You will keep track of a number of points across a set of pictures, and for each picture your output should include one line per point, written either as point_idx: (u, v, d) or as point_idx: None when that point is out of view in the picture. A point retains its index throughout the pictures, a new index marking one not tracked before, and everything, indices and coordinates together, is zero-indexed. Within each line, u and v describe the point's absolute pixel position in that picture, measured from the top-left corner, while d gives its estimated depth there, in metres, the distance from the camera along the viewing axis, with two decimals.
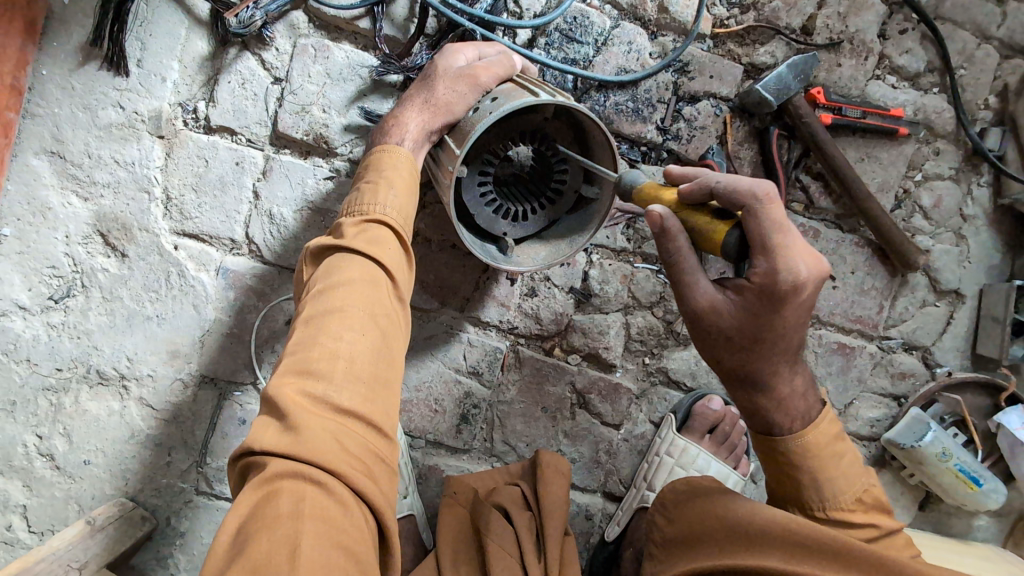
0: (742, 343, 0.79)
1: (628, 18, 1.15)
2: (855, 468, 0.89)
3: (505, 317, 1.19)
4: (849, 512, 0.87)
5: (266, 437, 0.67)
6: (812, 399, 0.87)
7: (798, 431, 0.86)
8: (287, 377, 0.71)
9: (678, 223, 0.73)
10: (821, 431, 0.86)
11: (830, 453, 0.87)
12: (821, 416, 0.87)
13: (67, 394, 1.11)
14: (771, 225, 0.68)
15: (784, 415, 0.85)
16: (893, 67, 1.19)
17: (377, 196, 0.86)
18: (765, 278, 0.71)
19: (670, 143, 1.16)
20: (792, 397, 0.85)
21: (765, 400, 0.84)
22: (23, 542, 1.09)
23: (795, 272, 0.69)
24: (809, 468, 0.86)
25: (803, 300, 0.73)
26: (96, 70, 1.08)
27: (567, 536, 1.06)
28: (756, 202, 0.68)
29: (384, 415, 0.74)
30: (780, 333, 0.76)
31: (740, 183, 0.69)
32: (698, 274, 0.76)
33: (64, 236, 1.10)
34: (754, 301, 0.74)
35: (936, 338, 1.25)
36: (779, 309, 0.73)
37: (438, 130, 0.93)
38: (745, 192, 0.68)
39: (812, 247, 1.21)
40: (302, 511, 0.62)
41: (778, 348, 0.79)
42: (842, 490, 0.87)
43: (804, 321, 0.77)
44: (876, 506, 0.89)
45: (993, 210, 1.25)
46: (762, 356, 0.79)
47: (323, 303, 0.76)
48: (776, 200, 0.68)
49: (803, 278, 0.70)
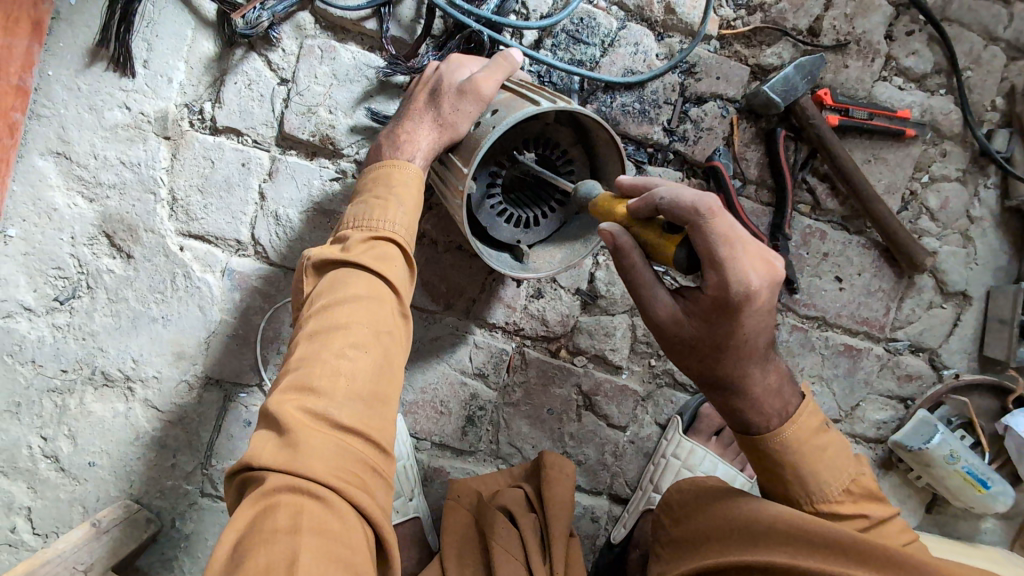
0: (705, 353, 0.80)
1: (635, 19, 1.15)
2: (843, 457, 0.85)
3: (511, 318, 1.19)
4: (837, 504, 0.84)
5: (266, 454, 0.66)
6: (789, 394, 0.85)
7: (776, 428, 0.83)
8: (289, 393, 0.70)
9: (630, 239, 0.76)
10: (799, 426, 0.83)
11: (816, 445, 0.84)
12: (800, 410, 0.84)
13: (72, 396, 1.11)
14: (718, 239, 0.67)
15: (760, 415, 0.83)
16: (900, 68, 1.19)
17: (388, 211, 0.86)
18: (717, 290, 0.71)
19: (676, 145, 1.16)
20: (766, 395, 0.83)
21: (740, 401, 0.83)
22: (26, 544, 1.09)
23: (746, 283, 0.70)
24: (795, 466, 0.83)
25: (761, 306, 0.73)
26: (103, 71, 1.08)
27: (571, 538, 1.06)
28: (698, 218, 0.67)
29: (383, 430, 0.74)
30: (742, 340, 0.76)
31: (681, 198, 0.68)
32: (656, 287, 0.79)
33: (69, 237, 1.10)
34: (710, 311, 0.75)
35: (943, 340, 1.25)
36: (736, 320, 0.73)
37: (444, 148, 0.93)
38: (686, 208, 0.68)
39: (819, 249, 1.21)
40: (301, 525, 0.62)
41: (745, 352, 0.79)
42: (829, 483, 0.84)
43: (765, 325, 0.77)
44: (867, 495, 0.86)
45: (1001, 211, 1.24)
46: (729, 363, 0.80)
47: (328, 319, 0.75)
48: (719, 212, 0.67)
49: (754, 288, 0.70)
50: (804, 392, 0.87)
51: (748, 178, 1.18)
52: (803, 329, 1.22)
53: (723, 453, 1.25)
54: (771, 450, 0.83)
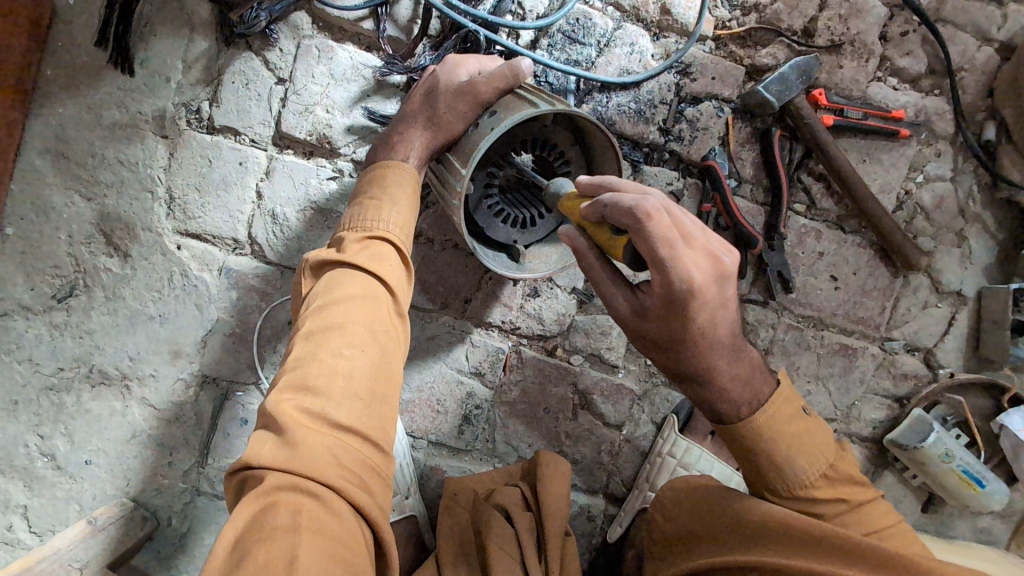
0: (666, 347, 0.80)
1: (630, 20, 1.16)
2: (820, 443, 0.84)
3: (507, 318, 1.19)
4: (815, 489, 0.83)
5: (265, 452, 0.67)
6: (760, 382, 0.84)
7: (745, 416, 0.82)
8: (286, 393, 0.71)
9: (586, 241, 0.80)
10: (771, 414, 0.82)
11: (790, 431, 0.82)
12: (771, 398, 0.83)
13: (69, 394, 1.11)
14: (657, 240, 0.67)
15: (728, 404, 0.83)
16: (894, 69, 1.20)
17: (381, 212, 0.88)
18: (663, 288, 0.72)
19: (672, 144, 1.17)
20: (736, 384, 0.82)
21: (706, 392, 0.83)
22: (23, 543, 1.09)
23: (689, 280, 0.70)
24: (775, 458, 0.82)
25: (710, 300, 0.73)
26: (101, 71, 1.09)
27: (568, 536, 1.04)
28: (637, 223, 0.67)
29: (384, 433, 0.74)
30: (698, 334, 0.76)
31: (621, 203, 0.68)
32: (613, 283, 0.80)
33: (67, 236, 1.10)
34: (663, 309, 0.75)
35: (938, 340, 1.25)
36: (687, 315, 0.73)
37: (439, 148, 0.95)
38: (624, 211, 0.68)
39: (815, 248, 1.21)
40: (300, 523, 0.62)
41: (706, 345, 0.78)
42: (804, 468, 0.82)
43: (721, 318, 0.76)
44: (846, 478, 0.85)
45: (995, 211, 1.25)
46: (691, 357, 0.79)
47: (324, 318, 0.76)
48: (654, 215, 0.67)
49: (698, 284, 0.70)
50: (779, 378, 0.87)
51: (744, 178, 1.19)
52: (798, 329, 1.23)
53: (719, 452, 1.25)
54: (754, 446, 0.82)
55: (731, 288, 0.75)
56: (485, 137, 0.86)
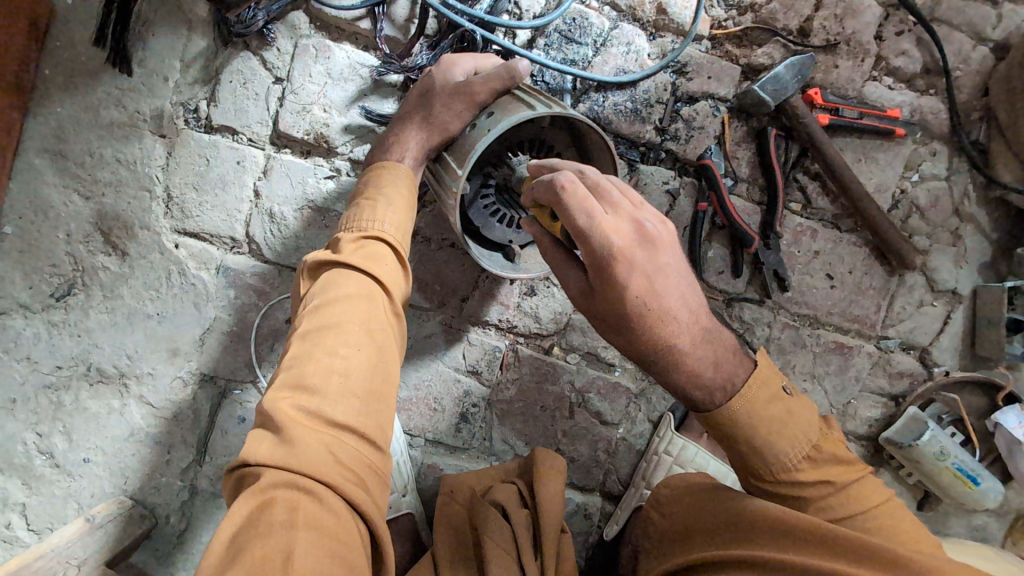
0: (617, 327, 0.79)
1: (627, 19, 1.16)
2: (802, 425, 0.84)
3: (504, 317, 1.20)
4: (799, 472, 0.83)
5: (262, 451, 0.67)
6: (735, 366, 0.84)
7: (720, 403, 0.83)
8: (283, 392, 0.71)
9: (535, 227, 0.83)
10: (749, 398, 0.82)
11: (772, 414, 0.83)
12: (747, 380, 0.83)
13: (68, 392, 1.11)
14: (573, 209, 0.71)
15: (700, 391, 0.83)
16: (890, 68, 1.20)
17: (377, 212, 0.88)
18: (591, 258, 0.73)
19: (668, 143, 1.17)
20: (707, 366, 0.82)
21: (679, 378, 0.82)
22: (21, 540, 1.09)
23: (609, 245, 0.72)
24: (760, 446, 0.83)
25: (638, 266, 0.74)
26: (99, 71, 1.09)
27: (564, 533, 1.05)
28: (554, 194, 0.72)
29: (379, 429, 0.75)
30: (640, 307, 0.75)
31: (541, 180, 0.74)
32: (564, 266, 0.82)
33: (65, 234, 1.10)
34: (598, 282, 0.76)
35: (934, 338, 1.26)
36: (618, 285, 0.74)
37: (435, 149, 0.95)
38: (544, 187, 0.73)
39: (810, 247, 1.22)
40: (296, 520, 0.62)
41: (657, 322, 0.77)
42: (786, 451, 0.83)
43: (662, 288, 0.76)
44: (832, 459, 0.84)
45: (990, 210, 1.25)
46: (645, 334, 0.77)
47: (320, 317, 0.76)
48: (569, 186, 0.72)
49: (619, 249, 0.72)
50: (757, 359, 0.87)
51: (739, 177, 1.20)
52: (794, 327, 1.23)
53: (715, 451, 1.25)
54: (733, 431, 0.83)
55: (664, 257, 0.76)
56: (482, 139, 0.87)
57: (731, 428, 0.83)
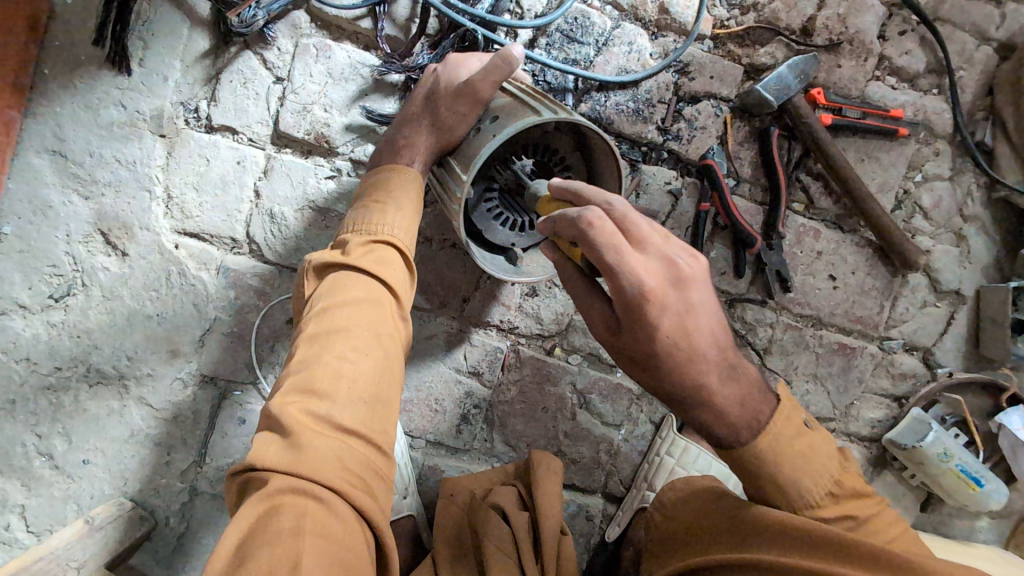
0: (642, 361, 0.78)
1: (629, 19, 1.16)
2: (824, 461, 0.80)
3: (505, 317, 1.19)
4: (821, 508, 0.80)
5: (271, 456, 0.66)
6: (760, 404, 0.79)
7: (746, 441, 0.77)
8: (291, 396, 0.71)
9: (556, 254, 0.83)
10: (775, 436, 0.77)
11: (796, 451, 0.78)
12: (773, 419, 0.78)
13: (67, 394, 1.10)
14: (600, 246, 0.71)
15: (726, 429, 0.78)
16: (893, 67, 1.19)
17: (386, 215, 0.88)
18: (617, 294, 0.73)
19: (670, 143, 1.17)
20: (733, 405, 0.77)
21: (704, 415, 0.78)
22: (21, 542, 1.09)
23: (638, 283, 0.71)
24: (784, 483, 0.78)
25: (668, 304, 0.73)
26: (98, 70, 1.09)
27: (563, 534, 1.04)
28: (582, 230, 0.71)
29: (385, 434, 0.74)
30: (669, 344, 0.74)
31: (567, 213, 0.73)
32: (587, 297, 0.82)
33: (64, 235, 1.10)
34: (625, 318, 0.76)
35: (937, 339, 1.25)
36: (646, 321, 0.73)
37: (440, 153, 0.95)
38: (570, 223, 0.72)
39: (813, 247, 1.21)
40: (303, 526, 0.61)
41: (684, 358, 0.75)
42: (810, 489, 0.79)
43: (693, 326, 0.75)
44: (852, 494, 0.82)
45: (993, 210, 1.25)
46: (672, 372, 0.76)
47: (328, 322, 0.76)
48: (597, 223, 0.71)
49: (648, 287, 0.72)
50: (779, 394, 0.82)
51: (742, 177, 1.19)
52: (797, 328, 1.22)
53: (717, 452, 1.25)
54: (756, 469, 0.78)
55: (695, 293, 0.75)
56: (486, 145, 0.86)
57: (753, 467, 0.78)
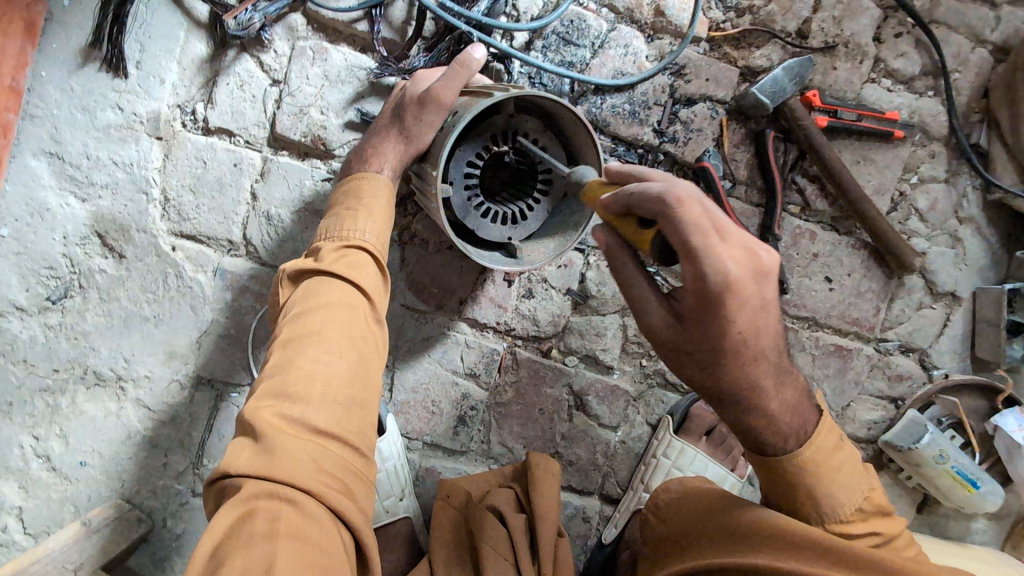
0: (701, 360, 0.72)
1: (625, 21, 1.16)
2: (856, 475, 0.81)
3: (501, 319, 1.19)
4: (848, 523, 0.80)
5: (243, 460, 0.67)
6: (807, 413, 0.79)
7: (792, 449, 0.77)
8: (264, 400, 0.71)
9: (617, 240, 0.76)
10: (818, 446, 0.77)
11: (833, 463, 0.78)
12: (818, 427, 0.79)
13: (64, 396, 1.11)
14: (689, 227, 0.62)
15: (775, 435, 0.77)
16: (889, 70, 1.20)
17: (357, 222, 0.87)
18: (696, 283, 0.66)
19: (666, 146, 1.17)
20: (784, 412, 0.76)
21: (754, 418, 0.75)
22: (19, 544, 1.09)
23: (725, 272, 0.64)
24: (818, 494, 0.79)
25: (749, 298, 0.67)
26: (95, 72, 1.09)
27: (559, 537, 1.04)
28: (667, 209, 0.63)
29: (362, 436, 0.75)
30: (737, 342, 0.69)
31: (649, 188, 0.65)
32: (646, 288, 0.75)
33: (61, 237, 1.10)
34: (697, 310, 0.69)
35: (933, 341, 1.25)
36: (724, 314, 0.67)
37: (412, 160, 0.95)
38: (653, 200, 0.64)
39: (809, 249, 1.21)
40: (277, 530, 0.62)
41: (746, 358, 0.71)
42: (843, 502, 0.79)
43: (763, 326, 0.70)
44: (877, 511, 0.83)
45: (989, 212, 1.25)
46: (733, 369, 0.72)
47: (299, 327, 0.76)
48: (686, 202, 0.63)
49: (734, 278, 0.65)
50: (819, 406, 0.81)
51: (738, 179, 1.19)
52: (793, 330, 1.23)
53: (714, 454, 1.25)
54: (795, 479, 0.78)
55: (770, 289, 0.69)
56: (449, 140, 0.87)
57: (794, 476, 0.78)
